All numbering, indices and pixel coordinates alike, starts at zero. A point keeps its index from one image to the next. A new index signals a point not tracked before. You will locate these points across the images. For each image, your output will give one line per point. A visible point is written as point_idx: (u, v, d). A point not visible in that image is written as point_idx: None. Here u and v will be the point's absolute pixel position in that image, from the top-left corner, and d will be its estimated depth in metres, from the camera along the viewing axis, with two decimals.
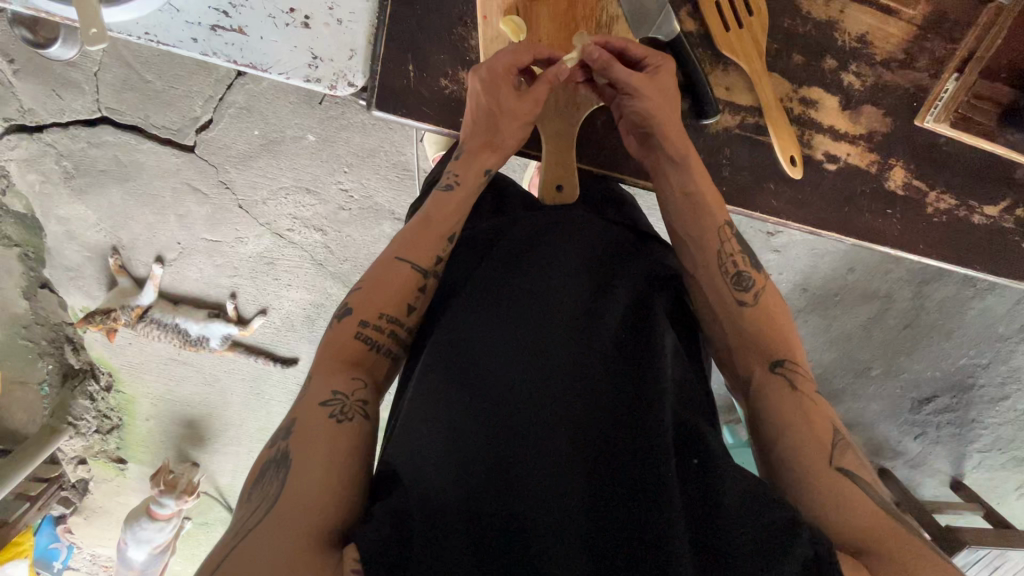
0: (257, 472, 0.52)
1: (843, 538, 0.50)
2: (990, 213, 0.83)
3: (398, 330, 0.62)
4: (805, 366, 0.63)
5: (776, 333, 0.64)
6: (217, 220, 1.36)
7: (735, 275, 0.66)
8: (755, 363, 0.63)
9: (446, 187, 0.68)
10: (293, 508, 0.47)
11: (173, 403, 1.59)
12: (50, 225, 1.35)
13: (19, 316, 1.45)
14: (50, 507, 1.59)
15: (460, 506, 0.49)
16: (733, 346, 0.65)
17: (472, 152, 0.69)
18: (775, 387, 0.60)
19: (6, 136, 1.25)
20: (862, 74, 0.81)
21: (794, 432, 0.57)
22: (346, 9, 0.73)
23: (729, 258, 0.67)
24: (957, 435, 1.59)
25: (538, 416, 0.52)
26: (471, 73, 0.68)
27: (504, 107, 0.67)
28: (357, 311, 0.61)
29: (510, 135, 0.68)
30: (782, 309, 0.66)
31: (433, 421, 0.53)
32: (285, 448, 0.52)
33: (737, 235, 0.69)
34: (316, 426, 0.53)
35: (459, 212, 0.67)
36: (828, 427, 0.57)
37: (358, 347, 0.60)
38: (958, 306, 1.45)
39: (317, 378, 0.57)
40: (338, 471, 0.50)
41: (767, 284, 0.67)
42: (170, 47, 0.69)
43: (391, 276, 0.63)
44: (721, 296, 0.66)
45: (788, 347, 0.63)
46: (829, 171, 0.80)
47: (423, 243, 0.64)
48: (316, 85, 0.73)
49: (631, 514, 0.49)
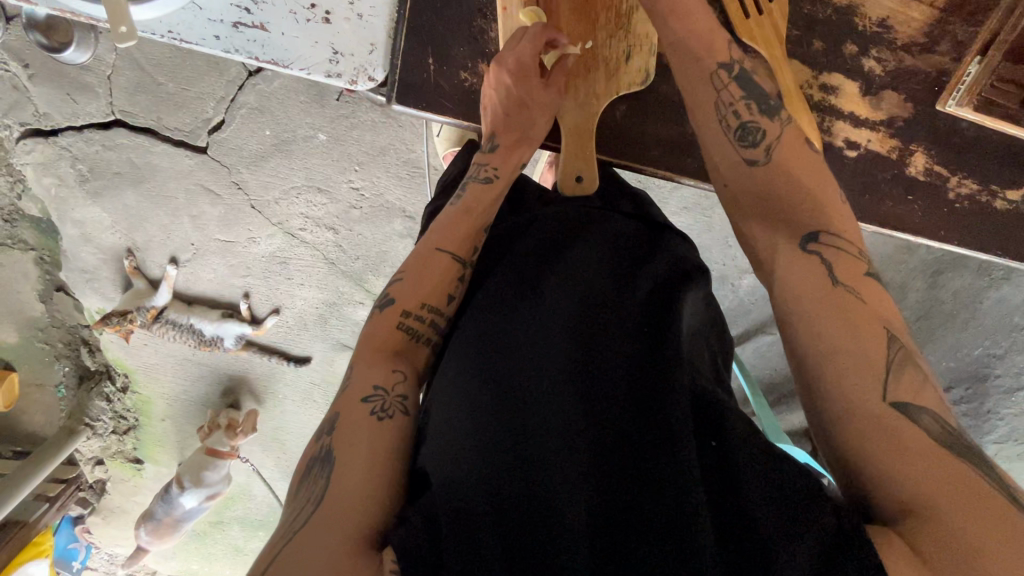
0: (301, 473, 0.52)
1: (887, 503, 0.44)
2: (1012, 197, 0.82)
3: (438, 320, 0.63)
4: (847, 243, 0.56)
5: (806, 199, 0.59)
6: (231, 221, 1.37)
7: (739, 128, 0.64)
8: (783, 236, 0.59)
9: (485, 180, 0.69)
10: (334, 507, 0.47)
11: (188, 403, 1.60)
12: (66, 228, 1.36)
13: (37, 319, 1.48)
14: (67, 508, 1.63)
15: (481, 502, 0.49)
16: (749, 211, 0.62)
17: (506, 147, 0.70)
18: (804, 266, 0.55)
19: (23, 140, 1.27)
20: (883, 59, 0.80)
21: (834, 357, 0.50)
22: (366, 3, 0.73)
23: (729, 111, 0.65)
24: (973, 426, 1.57)
25: (556, 411, 0.52)
26: (496, 65, 0.68)
27: (534, 97, 0.69)
28: (399, 302, 0.62)
29: (535, 125, 0.70)
30: (808, 162, 0.62)
31: (457, 416, 0.54)
32: (329, 444, 0.52)
33: (737, 79, 0.66)
34: (358, 423, 0.53)
35: (496, 203, 0.68)
36: (876, 331, 0.50)
37: (400, 337, 0.61)
38: (972, 295, 1.45)
39: (359, 368, 0.58)
40: (380, 470, 0.51)
41: (784, 138, 0.63)
42: (192, 45, 0.69)
43: (432, 265, 0.64)
44: (729, 155, 0.65)
45: (826, 217, 0.58)
46: (850, 158, 0.80)
47: (459, 232, 0.65)
48: (336, 80, 0.73)
49: (652, 507, 0.48)
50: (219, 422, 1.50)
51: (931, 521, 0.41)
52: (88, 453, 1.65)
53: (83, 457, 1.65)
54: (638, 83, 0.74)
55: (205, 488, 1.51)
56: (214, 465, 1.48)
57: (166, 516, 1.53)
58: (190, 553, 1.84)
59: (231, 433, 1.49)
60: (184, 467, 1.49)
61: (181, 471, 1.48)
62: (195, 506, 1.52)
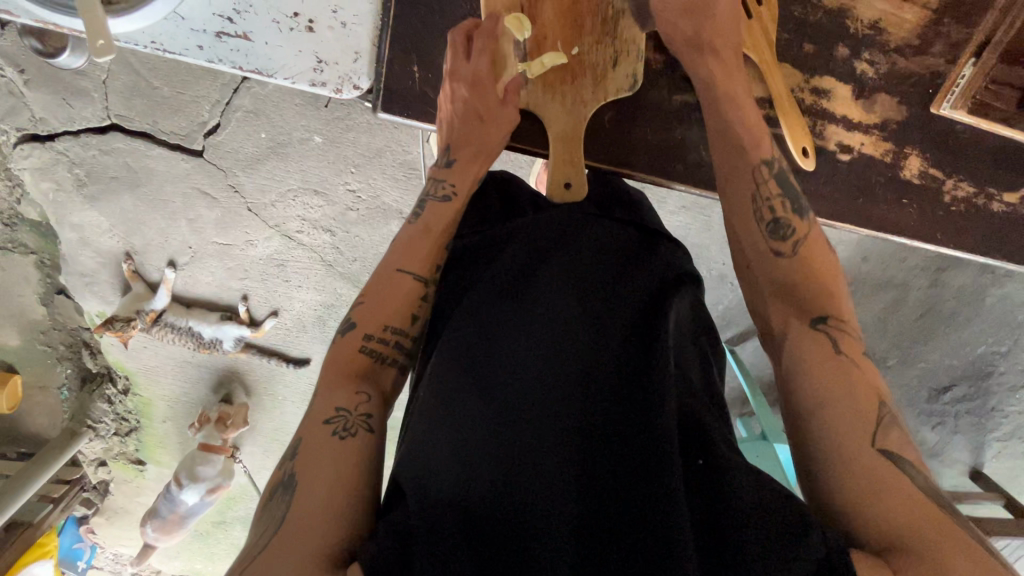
0: (268, 494, 0.51)
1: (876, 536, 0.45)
2: (1009, 200, 0.81)
3: (402, 341, 0.62)
4: (852, 329, 0.58)
5: (822, 290, 0.61)
6: (228, 224, 1.37)
7: (771, 222, 0.64)
8: (794, 316, 0.59)
9: (444, 198, 0.69)
10: (295, 532, 0.46)
11: (187, 405, 1.61)
12: (65, 232, 1.36)
13: (38, 322, 1.48)
14: (71, 508, 1.65)
15: (465, 512, 0.49)
16: (770, 295, 0.62)
17: (463, 162, 0.70)
18: (813, 343, 0.57)
19: (21, 145, 1.27)
20: (875, 62, 0.79)
21: (832, 410, 0.52)
22: (350, 11, 0.72)
23: (765, 203, 0.65)
24: (976, 424, 1.56)
25: (543, 422, 0.53)
26: (451, 78, 0.69)
27: (486, 110, 0.70)
28: (361, 326, 0.62)
29: (493, 138, 0.71)
30: (826, 257, 0.63)
31: (441, 429, 0.53)
32: (292, 469, 0.51)
33: (775, 176, 0.66)
34: (320, 446, 0.52)
35: (454, 221, 0.68)
36: (874, 401, 0.53)
37: (364, 360, 0.60)
38: (975, 292, 1.43)
39: (322, 392, 0.57)
40: (346, 486, 0.50)
41: (809, 232, 0.64)
42: (176, 55, 0.69)
43: (392, 287, 0.63)
44: (756, 243, 0.64)
45: (836, 306, 0.60)
46: (843, 162, 0.79)
47: (422, 252, 0.65)
48: (321, 89, 0.73)
49: (635, 519, 0.48)
50: (210, 415, 1.52)
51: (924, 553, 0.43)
52: (91, 455, 1.66)
53: (86, 459, 1.67)
54: (625, 90, 0.74)
55: (203, 482, 1.49)
56: (209, 459, 1.49)
57: (170, 513, 1.53)
58: (193, 553, 1.85)
59: (224, 428, 1.51)
60: (183, 462, 1.49)
61: (177, 470, 1.49)
62: (199, 501, 1.52)
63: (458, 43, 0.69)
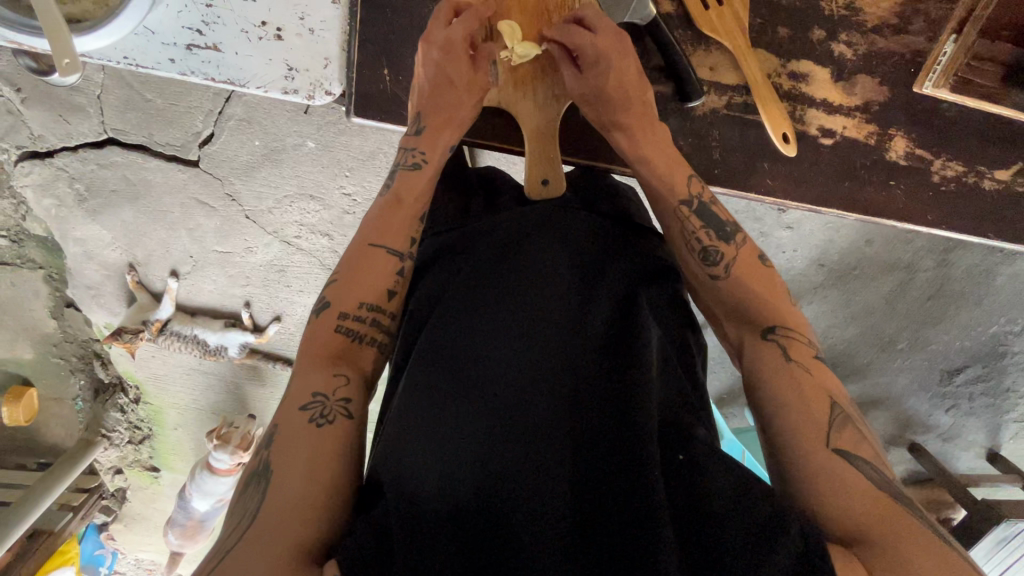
0: (245, 481, 0.52)
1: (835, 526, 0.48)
2: (1002, 177, 0.80)
3: (380, 319, 0.61)
4: (801, 332, 0.59)
5: (768, 304, 0.61)
6: (226, 232, 1.39)
7: (702, 252, 0.64)
8: (746, 332, 0.61)
9: (413, 165, 0.67)
10: (270, 523, 0.47)
11: (197, 411, 1.64)
12: (69, 246, 1.39)
13: (49, 335, 1.51)
14: (92, 515, 1.69)
15: (444, 509, 0.49)
16: (725, 318, 0.63)
17: (432, 129, 0.68)
18: (766, 356, 0.58)
19: (22, 163, 1.28)
20: (853, 43, 0.78)
21: (785, 411, 0.54)
22: (316, 17, 0.74)
23: (693, 235, 0.65)
24: (991, 405, 1.54)
25: (523, 418, 0.52)
26: (425, 42, 0.67)
27: (455, 80, 0.67)
28: (336, 305, 0.60)
29: (462, 106, 0.68)
30: (764, 270, 0.63)
31: (424, 429, 0.53)
32: (266, 459, 0.51)
33: (697, 213, 0.66)
34: (296, 433, 0.52)
35: (427, 192, 0.66)
36: (825, 403, 0.54)
37: (339, 340, 0.59)
38: (984, 272, 1.38)
39: (298, 377, 0.56)
40: (319, 478, 0.50)
41: (742, 252, 0.64)
42: (148, 69, 0.72)
43: (369, 263, 0.62)
44: (693, 272, 0.65)
45: (780, 313, 0.60)
46: (826, 147, 0.78)
47: (396, 225, 0.64)
48: (294, 96, 0.76)
49: (616, 515, 0.48)
50: (230, 437, 1.45)
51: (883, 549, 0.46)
52: (107, 463, 1.70)
53: (103, 467, 1.70)
54: None
55: (211, 493, 1.51)
56: (212, 480, 1.47)
57: (189, 520, 1.55)
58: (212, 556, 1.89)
59: (233, 450, 1.44)
60: (191, 470, 1.51)
61: (189, 476, 1.51)
62: (209, 508, 1.54)
63: (444, 11, 0.67)
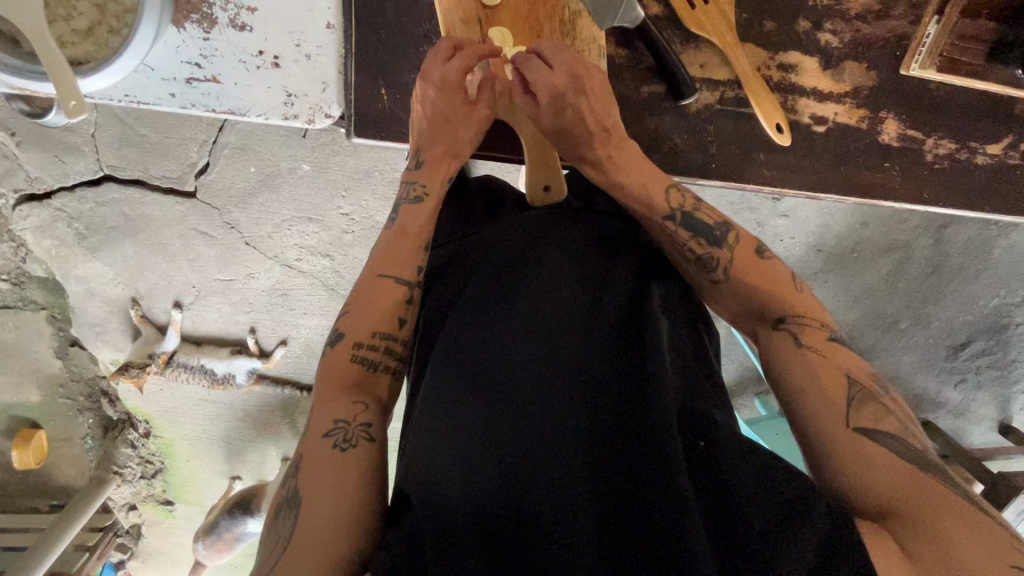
0: (273, 513, 0.52)
1: (864, 503, 0.49)
2: (993, 151, 0.81)
3: (393, 345, 0.62)
4: (813, 317, 0.60)
5: (777, 292, 0.62)
6: (227, 260, 1.39)
7: (697, 259, 0.64)
8: (757, 325, 0.62)
9: (416, 199, 0.68)
10: (304, 547, 0.47)
11: (207, 441, 1.63)
12: (71, 285, 1.39)
13: (56, 375, 1.51)
14: (108, 553, 1.69)
15: (470, 514, 0.49)
16: (739, 314, 0.64)
17: (433, 160, 0.69)
18: (779, 346, 0.59)
19: (19, 206, 1.28)
20: (839, 31, 0.79)
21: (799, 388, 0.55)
22: (312, 43, 0.76)
23: (685, 247, 0.64)
24: (998, 377, 1.55)
25: (542, 417, 0.52)
26: (420, 80, 0.67)
27: (455, 113, 0.69)
28: (351, 334, 0.61)
29: (461, 138, 0.70)
30: (763, 265, 0.63)
31: (448, 437, 0.54)
32: (294, 487, 0.51)
33: (682, 225, 0.64)
34: (320, 460, 0.52)
35: (430, 221, 0.67)
36: (842, 383, 0.55)
37: (356, 369, 0.59)
38: (981, 245, 1.39)
39: (320, 408, 0.56)
40: (348, 501, 0.50)
41: (736, 254, 0.63)
42: (149, 104, 0.74)
43: (377, 290, 0.62)
44: (694, 280, 0.66)
45: (790, 302, 0.61)
46: (819, 134, 0.79)
47: (403, 252, 0.65)
48: (294, 121, 0.78)
49: (642, 508, 0.48)
50: None
51: (912, 523, 0.46)
52: (120, 500, 1.69)
53: (116, 504, 1.70)
54: None
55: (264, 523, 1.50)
56: None
57: (225, 533, 1.51)
58: None
59: None
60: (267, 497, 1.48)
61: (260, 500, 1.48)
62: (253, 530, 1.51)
63: (442, 49, 0.68)
